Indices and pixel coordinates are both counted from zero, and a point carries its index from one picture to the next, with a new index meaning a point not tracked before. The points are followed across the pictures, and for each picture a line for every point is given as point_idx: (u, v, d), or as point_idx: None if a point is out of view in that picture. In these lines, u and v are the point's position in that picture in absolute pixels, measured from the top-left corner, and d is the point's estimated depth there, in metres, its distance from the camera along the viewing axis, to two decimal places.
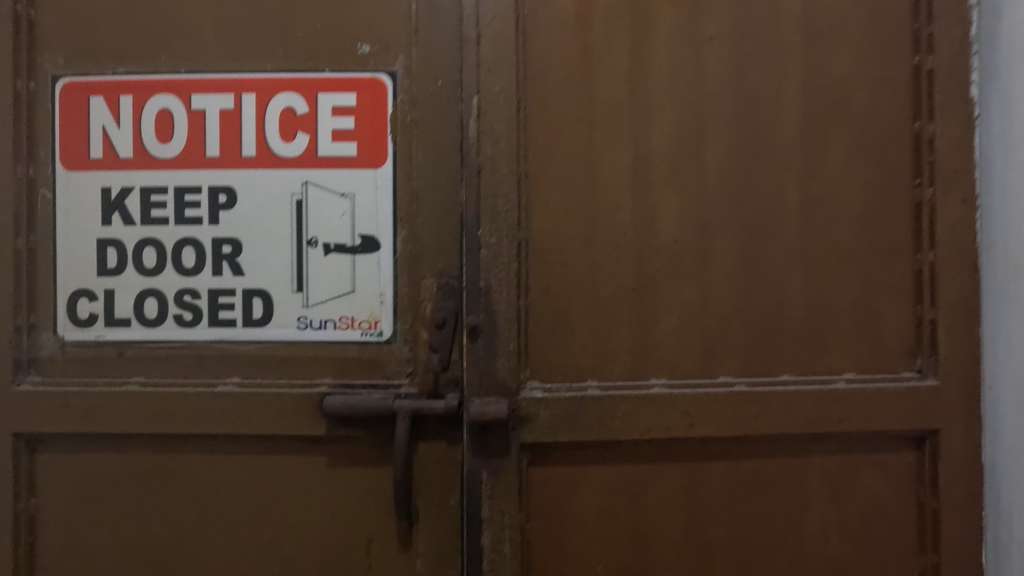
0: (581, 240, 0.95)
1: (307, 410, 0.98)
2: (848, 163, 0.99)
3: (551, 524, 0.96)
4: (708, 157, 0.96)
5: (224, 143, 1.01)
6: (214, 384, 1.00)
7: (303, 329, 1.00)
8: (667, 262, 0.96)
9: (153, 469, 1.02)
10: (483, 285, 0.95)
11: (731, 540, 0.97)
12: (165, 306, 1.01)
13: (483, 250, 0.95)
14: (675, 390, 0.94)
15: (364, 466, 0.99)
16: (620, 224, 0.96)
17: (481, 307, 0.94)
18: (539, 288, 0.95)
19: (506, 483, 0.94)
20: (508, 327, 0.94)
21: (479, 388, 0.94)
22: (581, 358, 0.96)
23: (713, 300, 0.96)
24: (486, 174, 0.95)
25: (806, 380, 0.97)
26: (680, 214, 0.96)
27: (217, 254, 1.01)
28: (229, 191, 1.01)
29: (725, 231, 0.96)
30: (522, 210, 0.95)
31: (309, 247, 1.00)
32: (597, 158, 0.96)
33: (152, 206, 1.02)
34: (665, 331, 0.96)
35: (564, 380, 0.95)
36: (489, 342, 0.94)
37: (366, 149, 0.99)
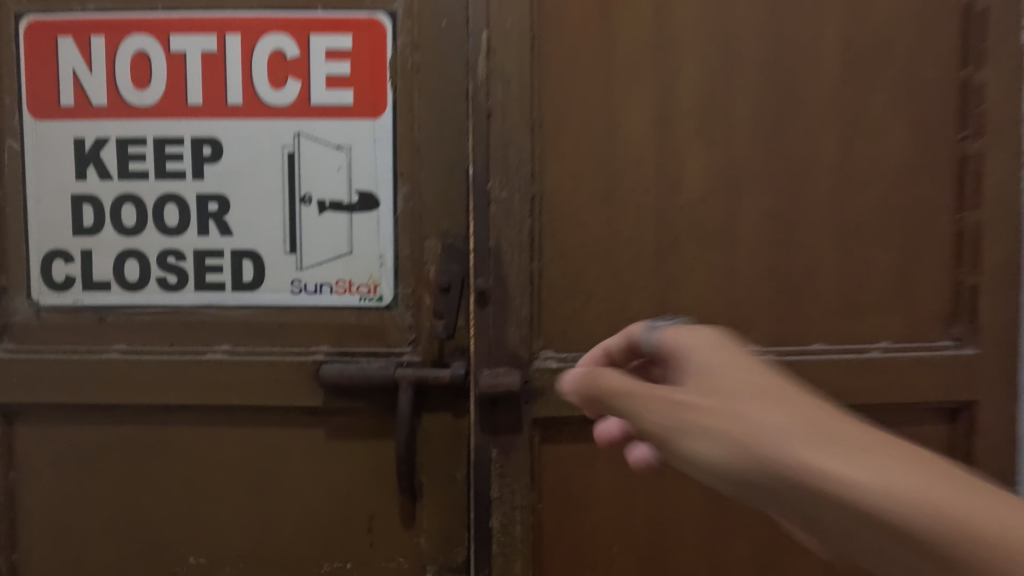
0: (598, 199, 0.88)
1: (304, 379, 0.92)
2: (890, 115, 0.90)
3: (566, 504, 0.91)
4: (738, 106, 0.88)
5: (208, 90, 0.92)
6: (203, 352, 0.94)
7: (297, 293, 0.93)
8: (690, 223, 0.89)
9: (140, 441, 0.97)
10: (492, 245, 0.88)
11: (752, 517, 0.93)
12: (148, 268, 0.94)
13: (493, 206, 0.87)
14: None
15: (365, 439, 0.93)
16: (640, 181, 0.88)
17: (490, 269, 0.88)
18: (552, 251, 0.89)
19: (518, 458, 0.89)
20: (518, 292, 0.88)
21: (487, 357, 0.88)
22: (597, 326, 0.90)
23: (740, 264, 0.89)
24: (495, 127, 0.87)
25: (836, 349, 0.91)
26: (707, 172, 0.88)
27: (202, 212, 0.93)
28: (214, 143, 0.92)
29: (754, 189, 0.89)
30: (533, 166, 0.87)
31: (303, 205, 0.92)
32: (617, 109, 0.87)
33: (130, 159, 0.93)
34: (688, 297, 0.89)
35: (579, 349, 0.89)
36: (499, 309, 0.88)
37: (363, 98, 0.91)
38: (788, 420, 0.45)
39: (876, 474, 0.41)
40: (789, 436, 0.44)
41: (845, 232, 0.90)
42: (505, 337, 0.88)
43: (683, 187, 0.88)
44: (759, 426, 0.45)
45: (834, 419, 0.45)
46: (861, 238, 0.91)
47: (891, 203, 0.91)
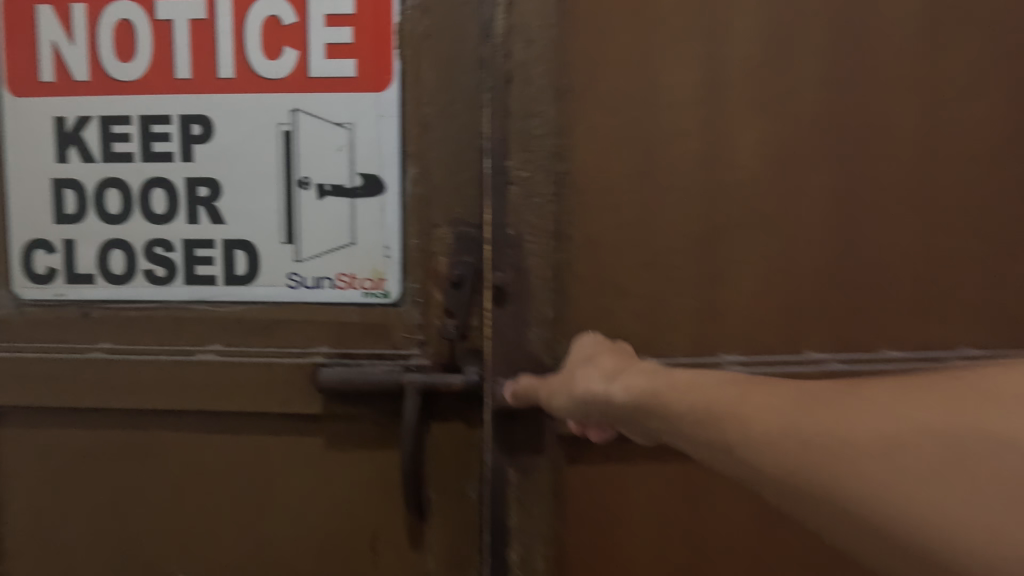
0: (632, 181, 0.77)
1: (302, 383, 0.83)
2: (982, 80, 0.76)
3: (593, 530, 0.81)
4: (796, 73, 0.76)
5: (197, 63, 0.83)
6: (193, 352, 0.85)
7: (294, 288, 0.84)
8: (739, 209, 0.77)
9: (126, 447, 0.89)
10: (512, 234, 0.78)
11: (805, 545, 0.81)
12: (135, 260, 0.86)
13: (512, 185, 0.78)
14: (753, 370, 0.77)
15: (369, 450, 0.84)
16: (680, 161, 0.77)
17: (508, 261, 0.78)
18: (580, 241, 0.79)
19: (541, 477, 0.79)
20: (541, 289, 0.78)
21: (505, 365, 0.78)
22: (631, 326, 0.79)
23: (797, 257, 0.77)
24: (516, 99, 0.77)
25: (910, 357, 0.79)
26: (759, 150, 0.76)
27: (192, 198, 0.85)
28: (204, 121, 0.84)
29: (813, 169, 0.77)
30: (558, 144, 0.77)
31: (301, 189, 0.83)
32: (654, 78, 0.76)
33: (114, 140, 0.85)
34: (736, 294, 0.78)
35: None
36: (518, 308, 0.78)
37: (367, 69, 0.81)
38: (607, 375, 0.63)
39: (636, 384, 0.59)
40: (602, 388, 0.62)
41: (923, 219, 0.77)
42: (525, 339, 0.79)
43: (731, 167, 0.77)
44: (583, 384, 0.64)
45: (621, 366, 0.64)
46: (940, 227, 0.78)
47: (978, 185, 0.77)
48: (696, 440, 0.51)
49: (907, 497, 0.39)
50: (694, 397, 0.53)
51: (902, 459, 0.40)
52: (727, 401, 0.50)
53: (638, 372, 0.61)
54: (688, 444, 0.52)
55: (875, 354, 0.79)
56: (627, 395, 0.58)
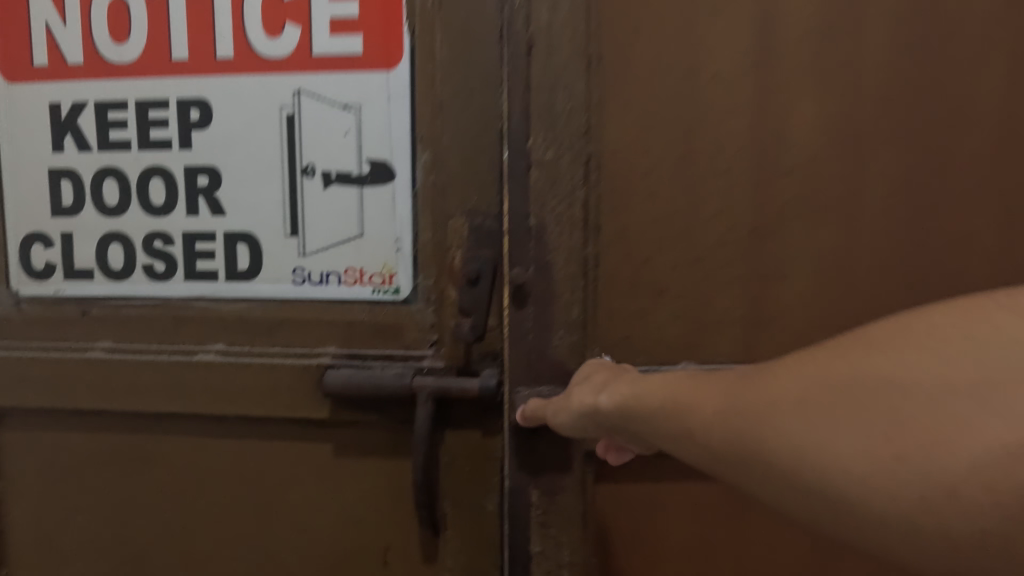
0: (669, 166, 0.70)
1: (309, 385, 0.78)
2: None
3: (625, 550, 0.75)
4: (858, 39, 0.66)
5: (194, 42, 0.77)
6: (195, 352, 0.80)
7: (300, 283, 0.78)
8: (791, 196, 0.68)
9: (130, 451, 0.85)
10: (533, 225, 0.70)
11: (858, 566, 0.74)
12: (133, 254, 0.81)
13: (534, 170, 0.69)
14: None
15: (379, 458, 0.78)
16: (722, 142, 0.69)
17: (529, 256, 0.70)
18: (611, 233, 0.71)
19: (568, 506, 0.72)
20: (567, 287, 0.71)
21: (526, 372, 0.71)
22: (668, 328, 0.72)
23: (859, 250, 0.69)
24: (536, 70, 0.68)
25: None
26: (815, 128, 0.68)
27: (191, 188, 0.79)
28: (203, 105, 0.78)
29: (875, 149, 0.68)
30: (588, 123, 0.69)
31: (305, 177, 0.77)
32: (693, 49, 0.68)
33: (110, 127, 0.80)
34: (788, 292, 0.70)
35: (646, 361, 0.72)
36: (540, 309, 0.71)
37: (375, 45, 0.74)
38: (600, 389, 0.60)
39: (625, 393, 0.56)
40: (595, 402, 0.59)
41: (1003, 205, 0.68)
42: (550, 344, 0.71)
43: (781, 148, 0.68)
44: (580, 400, 0.61)
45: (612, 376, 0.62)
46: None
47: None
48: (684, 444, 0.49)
49: (866, 463, 0.37)
50: (673, 398, 0.50)
51: (869, 425, 0.37)
52: (693, 396, 0.49)
53: (627, 381, 0.58)
54: (683, 455, 0.49)
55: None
56: (618, 404, 0.56)
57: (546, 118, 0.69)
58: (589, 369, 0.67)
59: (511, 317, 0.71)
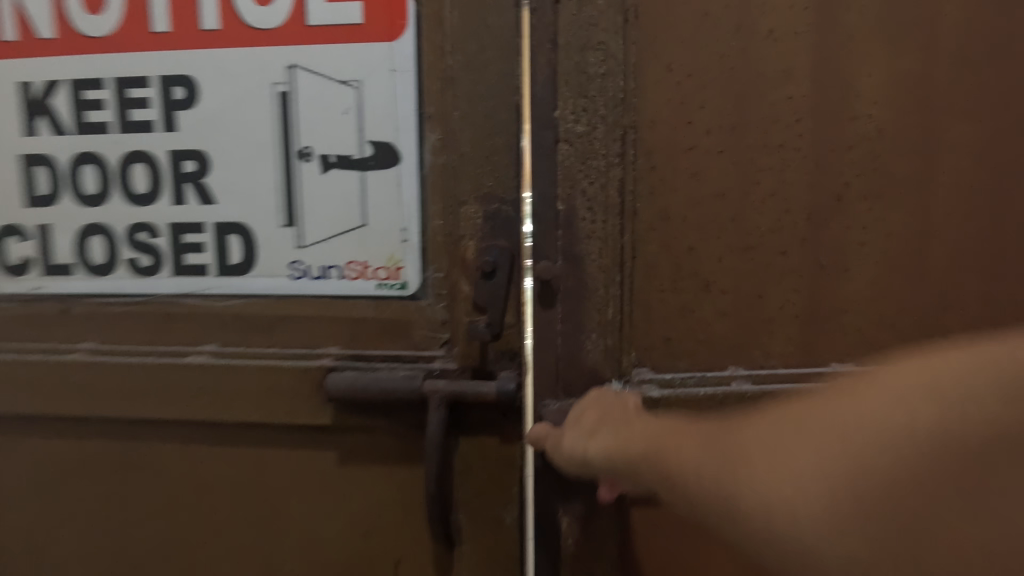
0: (711, 145, 0.63)
1: (312, 389, 0.71)
2: None
3: (671, 573, 0.68)
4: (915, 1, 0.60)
5: (176, 11, 0.70)
6: (186, 353, 0.74)
7: (298, 278, 0.72)
8: (845, 178, 0.63)
9: (120, 460, 0.79)
10: (563, 210, 0.66)
11: None
12: (116, 248, 0.74)
13: (562, 143, 0.65)
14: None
15: (387, 465, 0.72)
16: (768, 117, 0.62)
17: (558, 249, 0.66)
18: (646, 221, 0.65)
19: (603, 521, 0.68)
20: (601, 279, 0.66)
21: (555, 382, 0.68)
22: (715, 327, 0.66)
23: (910, 236, 0.63)
24: (563, 30, 0.63)
25: None
26: (875, 100, 0.61)
27: (177, 174, 0.72)
28: (187, 82, 0.71)
29: (930, 125, 0.61)
30: (623, 89, 0.63)
31: (302, 161, 0.70)
32: (736, 12, 0.61)
33: (86, 108, 0.73)
34: (850, 286, 0.64)
35: (689, 367, 0.67)
36: (571, 309, 0.67)
37: (378, 12, 0.67)
38: (590, 434, 0.59)
39: (608, 441, 0.56)
40: (582, 448, 0.58)
41: None
42: (584, 343, 0.67)
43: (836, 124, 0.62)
44: (570, 445, 0.60)
45: (602, 412, 0.61)
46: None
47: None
48: (667, 492, 0.48)
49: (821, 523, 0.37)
50: (658, 450, 0.50)
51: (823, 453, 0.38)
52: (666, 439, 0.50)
53: (614, 429, 0.57)
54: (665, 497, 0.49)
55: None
56: (602, 455, 0.56)
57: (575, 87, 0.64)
58: (593, 397, 0.63)
59: (537, 315, 0.67)
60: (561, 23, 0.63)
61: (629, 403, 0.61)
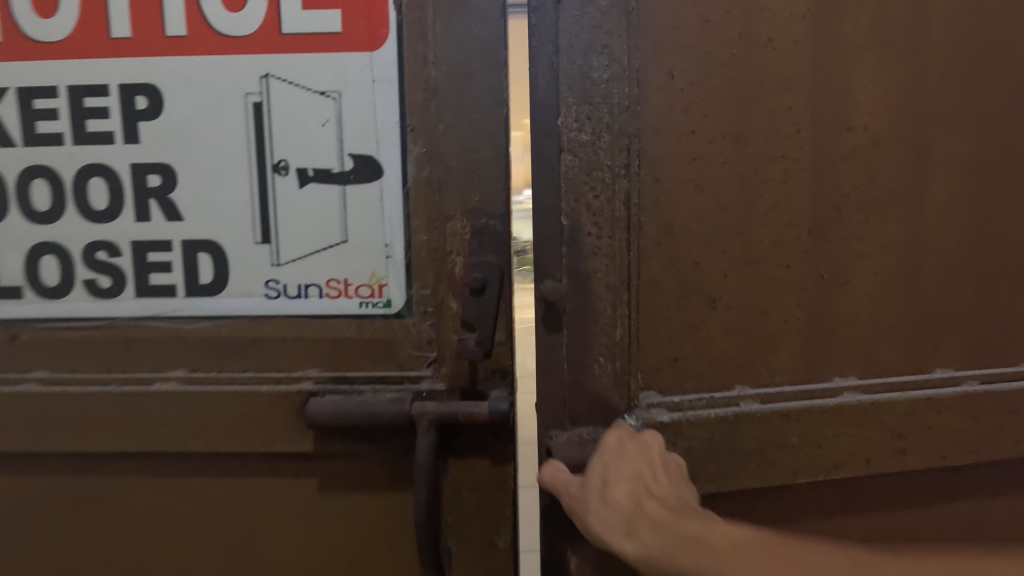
0: (714, 156, 0.63)
1: (292, 416, 0.67)
2: None
3: None
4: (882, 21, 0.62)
5: (137, 15, 0.65)
6: (152, 380, 0.69)
7: (273, 297, 0.68)
8: (829, 191, 0.65)
9: (77, 497, 0.72)
10: (566, 229, 0.65)
11: None
12: (71, 268, 0.69)
13: (564, 155, 0.63)
14: (876, 399, 0.67)
15: (371, 491, 0.69)
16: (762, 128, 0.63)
17: (563, 267, 0.65)
18: (652, 234, 0.64)
19: (616, 557, 0.67)
20: (607, 299, 0.65)
21: (562, 413, 0.67)
22: (720, 346, 0.66)
23: (879, 245, 0.66)
24: (565, 32, 0.61)
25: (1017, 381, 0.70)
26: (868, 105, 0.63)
27: (140, 189, 0.68)
28: (151, 91, 0.66)
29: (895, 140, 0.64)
30: (628, 96, 0.62)
31: (277, 175, 0.66)
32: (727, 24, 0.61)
33: (37, 117, 0.67)
34: (846, 301, 0.67)
35: (696, 388, 0.66)
36: (577, 333, 0.66)
37: (357, 20, 0.64)
38: (625, 524, 0.56)
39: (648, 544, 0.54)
40: (613, 533, 0.57)
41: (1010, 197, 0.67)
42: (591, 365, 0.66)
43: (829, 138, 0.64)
44: (599, 524, 0.58)
45: (635, 489, 0.58)
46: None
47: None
48: None
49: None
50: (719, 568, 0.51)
51: None
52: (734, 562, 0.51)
53: (653, 529, 0.55)
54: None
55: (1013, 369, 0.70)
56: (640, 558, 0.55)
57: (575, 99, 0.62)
58: (613, 444, 0.62)
59: (541, 340, 0.66)
60: (562, 24, 0.61)
61: (649, 447, 0.61)
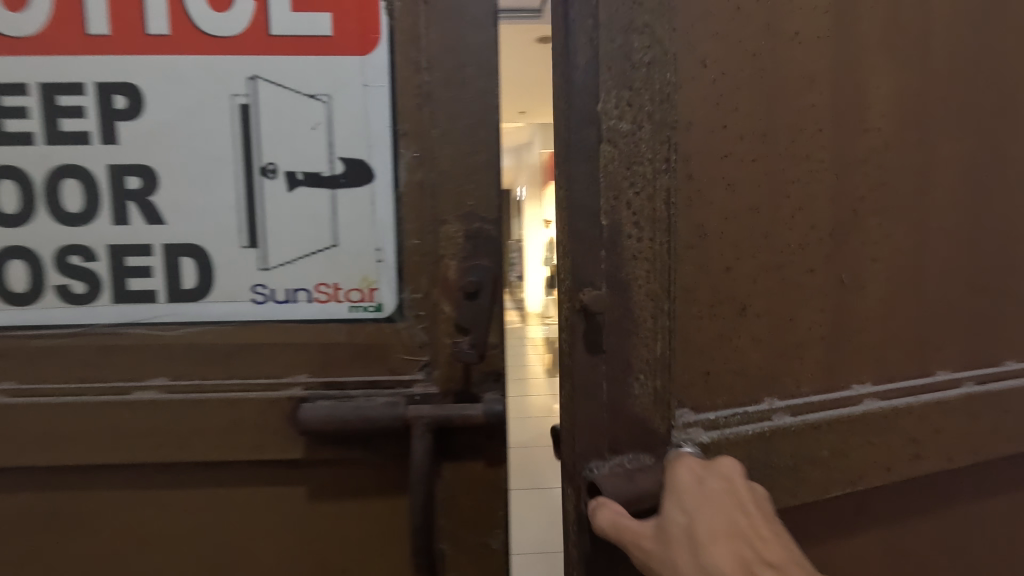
0: (744, 151, 0.65)
1: (281, 423, 0.66)
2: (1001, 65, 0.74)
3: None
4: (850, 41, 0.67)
5: (116, 13, 0.63)
6: (131, 389, 0.67)
7: (261, 303, 0.67)
8: (811, 198, 0.68)
9: (46, 514, 0.69)
10: (608, 232, 0.63)
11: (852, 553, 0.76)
12: (42, 273, 0.66)
13: (605, 143, 0.61)
14: (893, 404, 0.72)
15: (363, 497, 0.68)
16: (775, 128, 0.66)
17: (603, 275, 0.63)
18: (686, 238, 0.64)
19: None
20: (648, 309, 0.64)
21: (603, 439, 0.64)
22: (750, 351, 0.68)
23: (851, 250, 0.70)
24: (606, 7, 0.60)
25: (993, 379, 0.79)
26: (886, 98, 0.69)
27: (118, 191, 0.65)
28: (130, 90, 0.64)
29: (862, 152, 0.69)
30: (671, 83, 0.61)
31: (265, 178, 0.65)
32: (735, 28, 0.63)
33: (5, 115, 0.64)
34: (865, 304, 0.71)
35: (728, 404, 0.68)
36: (619, 346, 0.64)
37: (348, 25, 0.64)
38: None
39: None
40: None
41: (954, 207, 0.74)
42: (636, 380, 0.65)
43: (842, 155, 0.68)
44: None
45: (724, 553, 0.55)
46: (992, 211, 0.76)
47: (1017, 162, 0.77)
48: None
49: None
50: None
51: None
52: None
53: None
54: None
55: (1002, 369, 0.80)
56: None
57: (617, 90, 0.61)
58: (683, 485, 0.59)
59: (579, 361, 0.63)
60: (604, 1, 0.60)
61: (728, 490, 0.59)
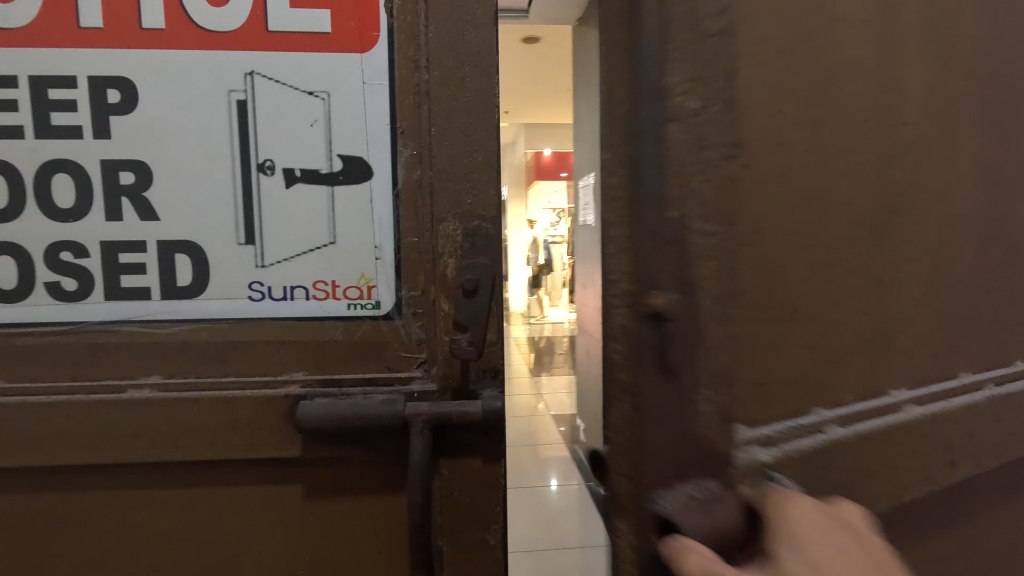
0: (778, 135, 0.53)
1: (278, 421, 0.66)
2: None
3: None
4: None
5: (111, 6, 0.62)
6: (123, 388, 0.66)
7: (257, 300, 0.66)
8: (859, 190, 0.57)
9: (35, 516, 0.68)
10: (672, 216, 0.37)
11: None
12: (31, 270, 0.64)
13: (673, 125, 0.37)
14: (932, 410, 0.61)
15: (360, 495, 0.69)
16: (821, 116, 0.55)
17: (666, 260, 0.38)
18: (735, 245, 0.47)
19: None
20: (714, 326, 0.40)
21: (673, 470, 0.37)
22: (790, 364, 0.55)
23: None
24: None
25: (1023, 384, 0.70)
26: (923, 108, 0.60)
27: (111, 187, 0.64)
28: (124, 84, 0.63)
29: None
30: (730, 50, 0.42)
31: (262, 175, 0.65)
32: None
33: None
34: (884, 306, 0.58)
35: (778, 417, 0.53)
36: (689, 362, 0.37)
37: (347, 22, 0.64)
38: None
39: None
40: None
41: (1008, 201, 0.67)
42: (716, 415, 0.39)
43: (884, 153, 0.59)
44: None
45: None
46: None
47: None
48: None
49: None
50: None
51: None
52: None
53: None
54: None
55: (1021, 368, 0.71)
56: None
57: (689, 38, 0.37)
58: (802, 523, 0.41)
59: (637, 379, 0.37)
60: None
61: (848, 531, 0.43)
